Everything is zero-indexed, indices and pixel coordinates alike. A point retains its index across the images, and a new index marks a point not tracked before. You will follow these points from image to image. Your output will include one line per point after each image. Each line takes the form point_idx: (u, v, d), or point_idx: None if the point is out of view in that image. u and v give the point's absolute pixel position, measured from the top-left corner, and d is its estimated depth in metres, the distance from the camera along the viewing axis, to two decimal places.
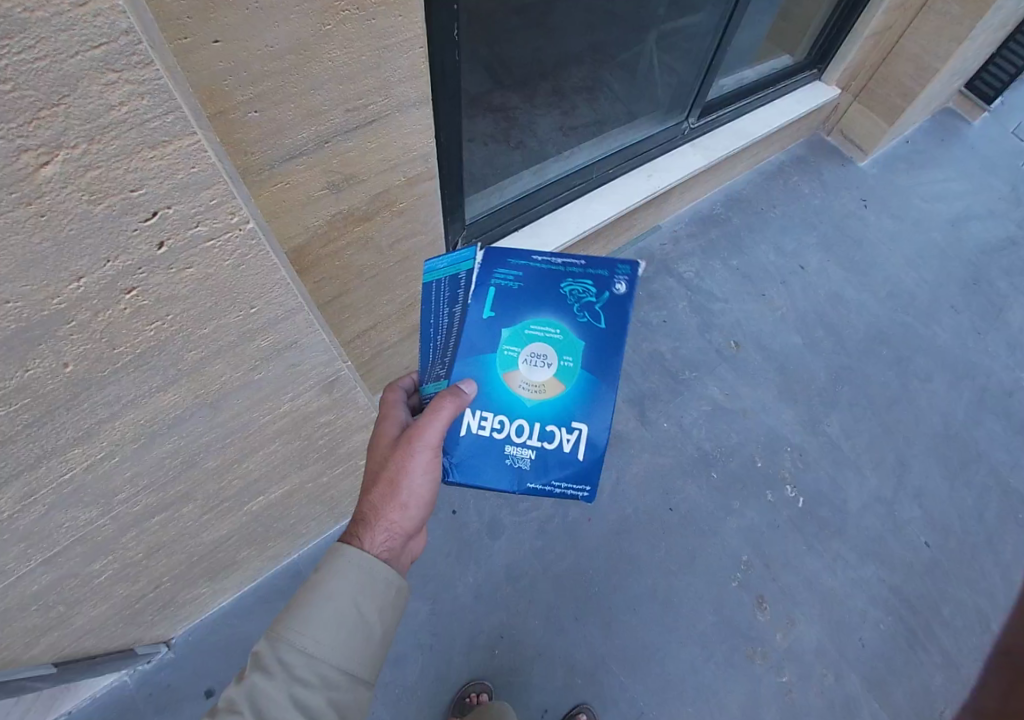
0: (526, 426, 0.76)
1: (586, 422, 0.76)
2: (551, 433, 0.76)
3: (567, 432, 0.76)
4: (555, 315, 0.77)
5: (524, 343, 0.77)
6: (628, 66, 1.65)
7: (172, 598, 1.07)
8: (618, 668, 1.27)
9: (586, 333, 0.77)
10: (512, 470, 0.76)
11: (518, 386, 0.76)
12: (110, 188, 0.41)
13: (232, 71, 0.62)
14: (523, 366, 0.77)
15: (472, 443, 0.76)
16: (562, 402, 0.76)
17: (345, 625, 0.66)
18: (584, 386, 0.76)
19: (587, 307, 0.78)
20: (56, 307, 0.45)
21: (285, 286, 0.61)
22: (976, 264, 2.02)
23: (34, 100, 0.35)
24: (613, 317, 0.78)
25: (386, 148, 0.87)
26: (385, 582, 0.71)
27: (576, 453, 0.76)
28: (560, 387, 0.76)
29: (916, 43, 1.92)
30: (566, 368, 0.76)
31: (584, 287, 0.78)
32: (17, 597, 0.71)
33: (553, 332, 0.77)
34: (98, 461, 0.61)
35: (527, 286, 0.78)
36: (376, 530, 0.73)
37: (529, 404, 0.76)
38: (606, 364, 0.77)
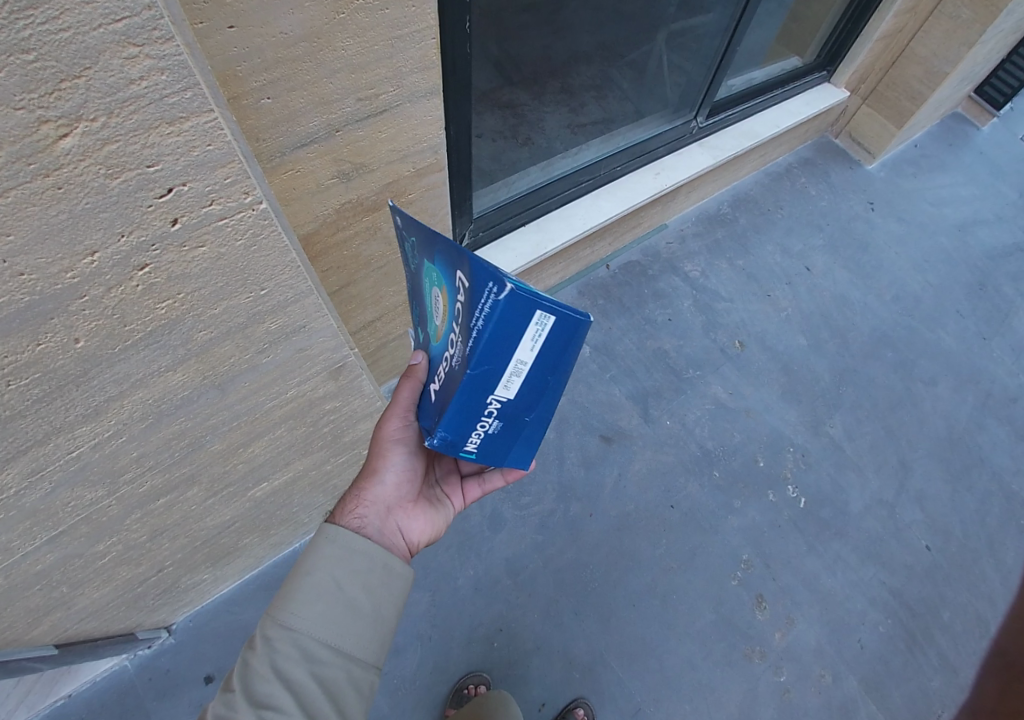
0: (453, 334, 0.62)
1: (459, 265, 0.56)
2: (456, 308, 0.59)
3: (456, 288, 0.58)
4: (422, 280, 0.70)
5: (430, 306, 0.68)
6: (637, 66, 1.65)
7: (173, 583, 1.08)
8: (617, 663, 1.27)
9: (425, 248, 0.64)
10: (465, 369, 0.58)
11: (441, 330, 0.66)
12: (127, 162, 0.41)
13: (246, 57, 0.62)
14: (437, 314, 0.66)
15: (443, 401, 0.65)
16: (447, 285, 0.60)
17: (328, 600, 0.66)
18: (444, 252, 0.58)
19: (416, 253, 0.68)
20: (70, 281, 0.45)
21: (295, 269, 0.61)
22: (983, 269, 2.02)
23: (56, 72, 0.35)
24: (416, 224, 0.63)
25: (396, 138, 0.87)
26: (364, 555, 0.71)
27: (468, 285, 0.54)
28: (445, 287, 0.61)
29: (925, 46, 1.92)
30: (438, 276, 0.63)
31: (409, 246, 0.69)
32: (22, 575, 0.72)
33: (426, 278, 0.68)
34: (105, 439, 0.61)
35: (415, 292, 0.76)
36: (351, 501, 0.77)
37: (446, 321, 0.63)
38: (434, 236, 0.59)
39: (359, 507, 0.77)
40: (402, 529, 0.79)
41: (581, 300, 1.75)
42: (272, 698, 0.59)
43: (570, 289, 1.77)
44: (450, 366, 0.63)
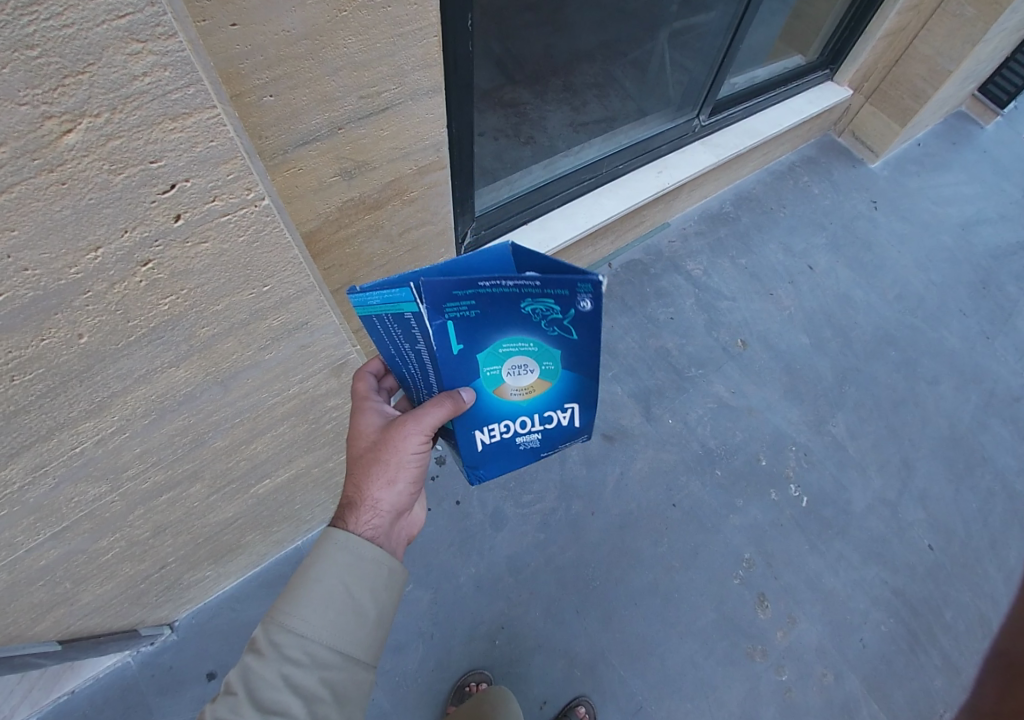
0: (528, 418, 0.76)
1: (580, 400, 0.75)
2: (549, 415, 0.76)
3: (561, 411, 0.75)
4: (522, 332, 0.65)
5: (505, 359, 0.68)
6: (639, 64, 1.64)
7: (176, 580, 1.08)
8: (618, 661, 1.27)
9: (560, 343, 0.66)
10: (526, 450, 0.80)
11: (512, 397, 0.72)
12: (131, 158, 0.42)
13: (249, 55, 0.62)
14: (509, 380, 0.70)
15: (488, 451, 0.78)
16: (553, 391, 0.73)
17: (336, 606, 0.66)
18: (572, 380, 0.72)
19: (553, 323, 0.63)
20: (74, 276, 0.45)
21: (298, 265, 0.62)
22: (986, 268, 2.01)
23: (60, 68, 0.35)
24: (585, 332, 0.64)
25: (398, 136, 0.87)
26: (374, 563, 0.70)
27: (574, 422, 0.78)
28: (548, 382, 0.71)
29: (928, 44, 1.91)
30: (552, 369, 0.70)
31: (548, 306, 0.61)
32: (25, 571, 0.72)
33: (529, 343, 0.66)
34: (108, 435, 0.62)
35: (489, 312, 0.61)
36: (364, 511, 0.71)
37: (520, 404, 0.74)
38: (587, 363, 0.69)
39: (372, 517, 0.72)
40: (403, 527, 0.79)
41: None
42: (280, 705, 0.60)
43: None
44: (510, 436, 0.78)
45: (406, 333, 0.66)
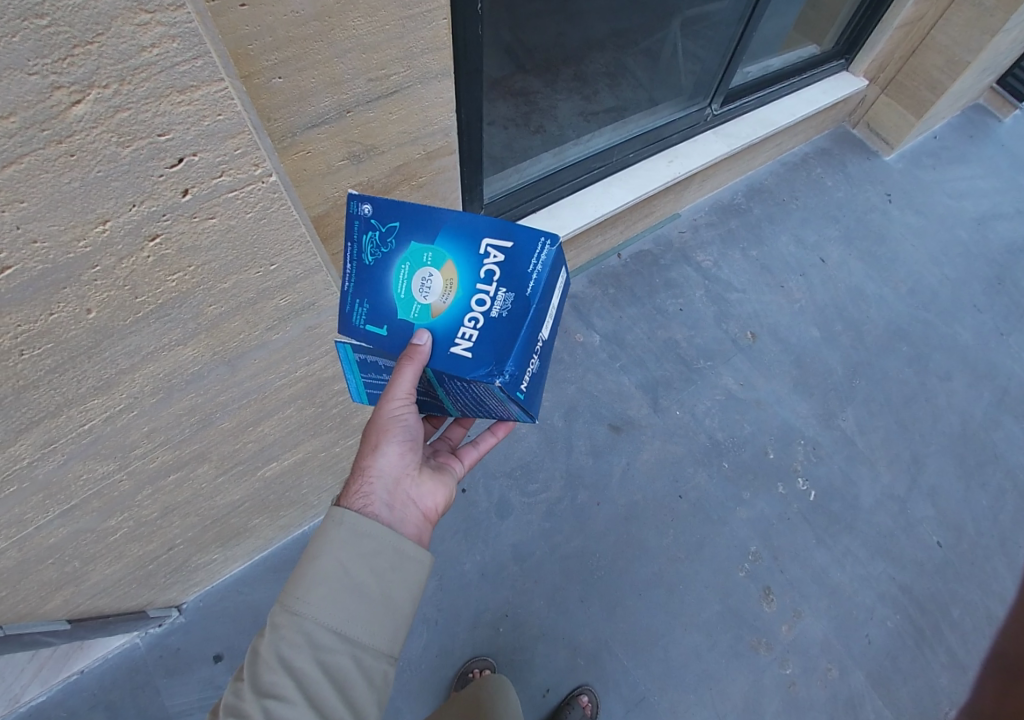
0: (479, 294, 0.63)
1: (484, 233, 0.62)
2: (485, 270, 0.62)
3: (484, 257, 0.62)
4: (389, 270, 0.65)
5: (409, 284, 0.64)
6: (652, 53, 1.64)
7: (184, 562, 1.09)
8: (621, 652, 1.27)
9: (405, 240, 0.64)
10: (513, 315, 0.61)
11: (449, 302, 0.63)
12: (138, 130, 0.41)
13: (257, 36, 0.62)
14: (438, 279, 0.63)
15: (484, 351, 0.62)
16: (463, 262, 0.63)
17: (334, 585, 0.64)
18: (456, 226, 0.63)
19: (379, 243, 0.65)
20: (82, 250, 0.45)
21: (304, 244, 0.61)
22: (1001, 263, 1.98)
23: (69, 37, 0.35)
24: (394, 212, 0.64)
25: (407, 120, 0.86)
26: (372, 538, 0.68)
27: (506, 249, 0.62)
28: (452, 262, 0.63)
29: (946, 34, 1.87)
30: (436, 254, 0.63)
31: (367, 237, 0.65)
32: (35, 548, 0.73)
33: (403, 265, 0.64)
34: (116, 413, 0.62)
35: (367, 292, 0.66)
36: (360, 481, 0.72)
37: (461, 286, 0.63)
38: (437, 219, 0.64)
39: (365, 486, 0.72)
40: (412, 500, 0.76)
41: (591, 289, 1.74)
42: (278, 688, 0.59)
43: (580, 277, 1.75)
44: (486, 319, 0.62)
45: (375, 369, 0.73)
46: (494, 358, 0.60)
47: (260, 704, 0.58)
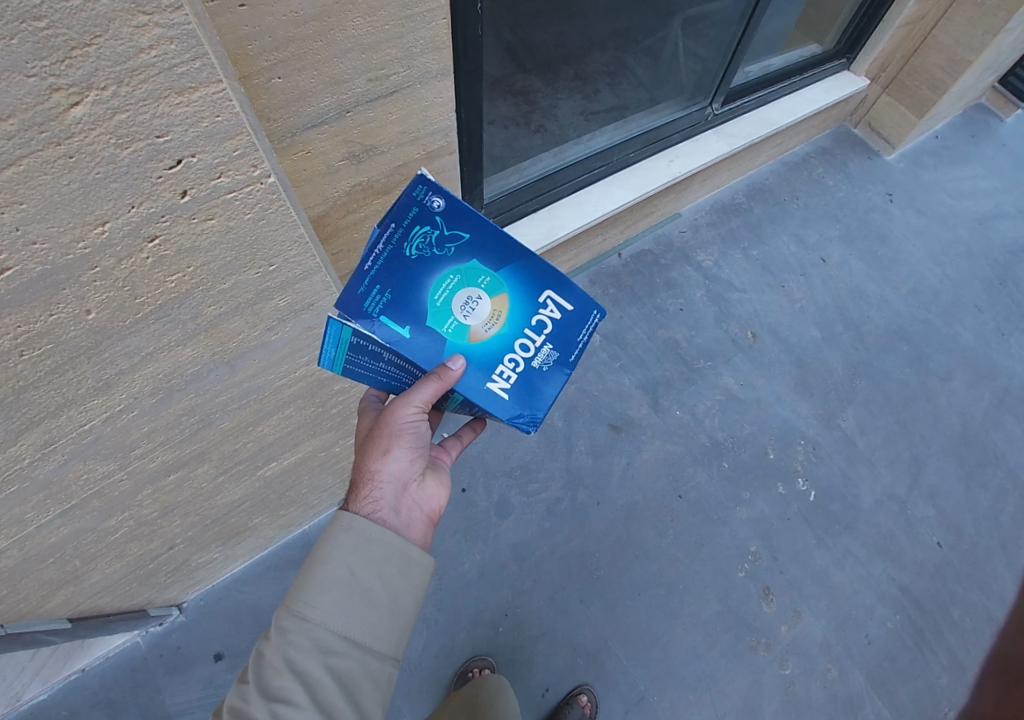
0: (525, 340, 0.71)
1: (546, 287, 0.68)
2: (537, 320, 0.70)
3: (542, 307, 0.69)
4: (432, 276, 0.64)
5: (449, 304, 0.67)
6: (652, 52, 1.63)
7: (184, 562, 1.09)
8: (621, 651, 1.27)
9: (464, 254, 0.64)
10: (552, 372, 0.73)
11: (491, 333, 0.69)
12: (137, 132, 0.41)
13: (256, 36, 0.62)
14: (487, 314, 0.68)
15: (518, 395, 0.73)
16: (518, 303, 0.68)
17: (342, 590, 0.65)
18: (525, 267, 0.66)
19: (436, 244, 0.62)
20: (82, 251, 0.45)
21: (303, 245, 0.61)
22: (1003, 263, 1.97)
23: (67, 39, 0.35)
24: (468, 224, 0.62)
25: (407, 120, 0.86)
26: (380, 543, 0.69)
27: (563, 311, 0.70)
28: (506, 296, 0.68)
29: (948, 34, 1.86)
30: (491, 282, 0.66)
31: (421, 231, 0.61)
32: (36, 548, 0.73)
33: (452, 276, 0.65)
34: (116, 414, 0.62)
35: (397, 285, 0.63)
36: (367, 485, 0.72)
37: (507, 330, 0.70)
38: (506, 248, 0.64)
39: (373, 490, 0.72)
40: (418, 503, 0.76)
41: (592, 289, 1.74)
42: (285, 690, 0.59)
43: (580, 277, 1.75)
44: (526, 367, 0.72)
45: (370, 353, 0.67)
46: (527, 405, 0.73)
47: (267, 709, 0.58)
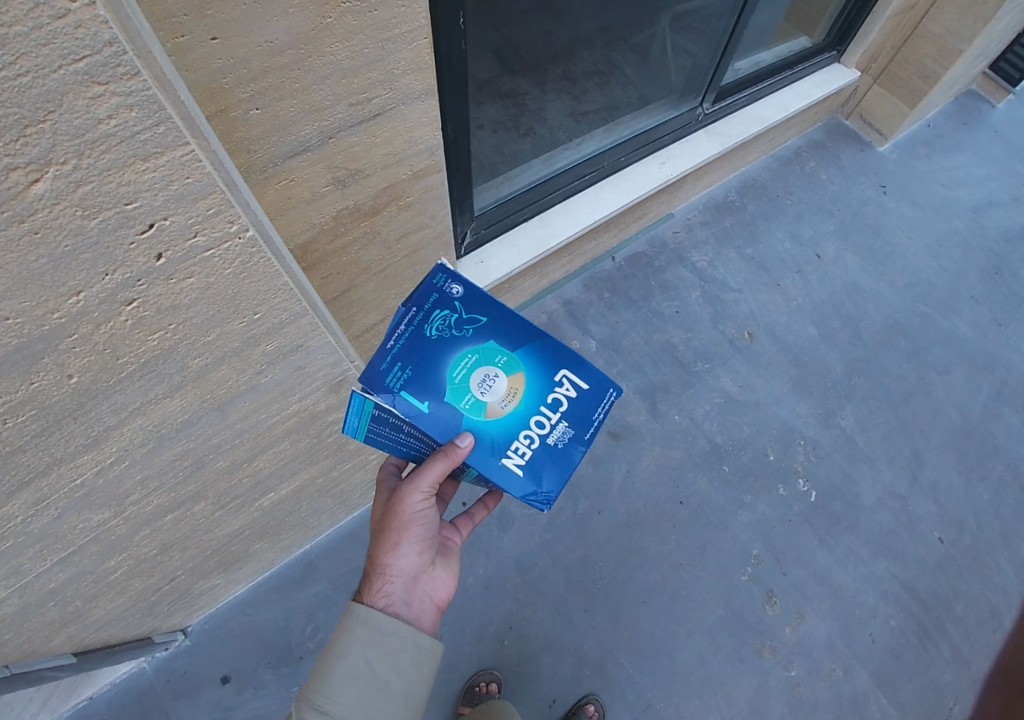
0: (540, 416, 0.72)
1: (561, 366, 0.72)
2: (553, 397, 0.72)
3: (557, 385, 0.72)
4: (450, 354, 0.69)
5: (467, 381, 0.69)
6: (641, 49, 1.62)
7: (187, 589, 1.09)
8: (626, 660, 1.28)
9: (482, 334, 0.70)
10: (567, 449, 0.73)
11: (507, 409, 0.71)
12: (104, 202, 0.40)
13: (231, 68, 0.60)
14: (501, 389, 0.70)
15: (532, 472, 0.71)
16: (533, 382, 0.71)
17: (360, 684, 0.68)
18: (539, 348, 0.71)
19: (456, 325, 0.68)
20: (57, 321, 0.44)
21: (288, 291, 0.60)
22: (998, 252, 1.96)
23: (19, 118, 0.33)
24: (483, 306, 0.69)
25: (391, 142, 0.85)
26: (394, 636, 0.71)
27: (578, 389, 0.73)
28: (522, 374, 0.71)
29: (938, 23, 1.84)
30: (508, 361, 0.70)
31: (442, 314, 0.68)
32: (35, 594, 0.73)
33: (470, 355, 0.69)
34: (108, 465, 0.61)
35: (418, 362, 0.67)
36: (379, 579, 0.74)
37: (522, 405, 0.71)
38: (520, 329, 0.71)
39: (384, 584, 0.74)
40: (429, 593, 0.78)
41: (587, 294, 1.73)
42: None
43: (575, 282, 1.74)
44: (541, 443, 0.72)
45: (392, 424, 0.68)
46: (544, 483, 0.71)
47: None
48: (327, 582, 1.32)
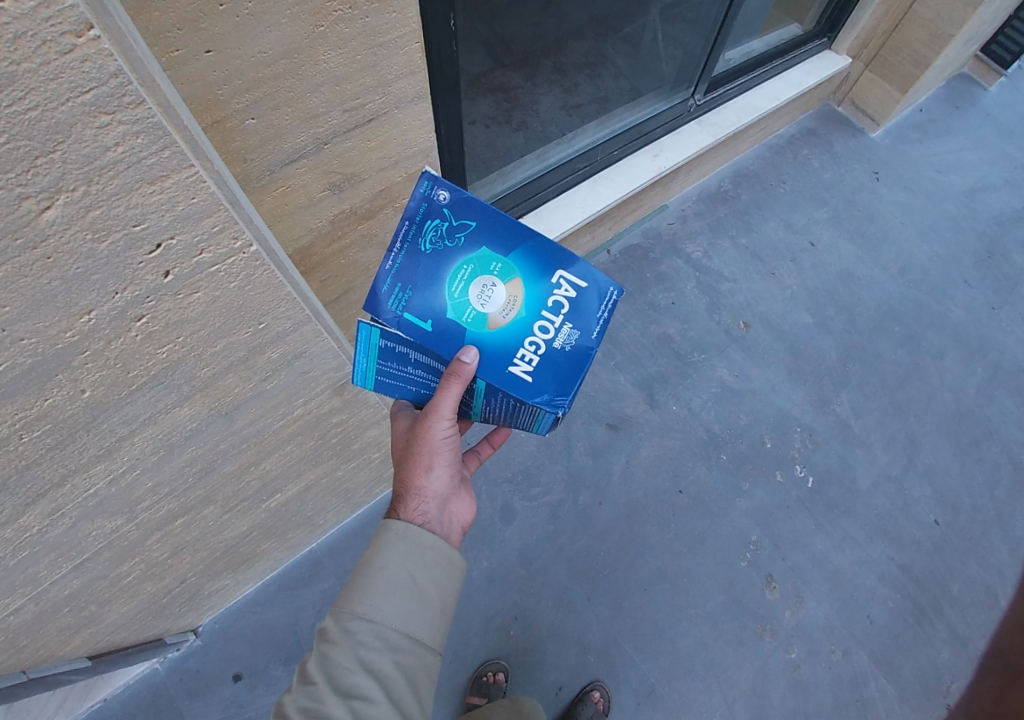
0: (542, 321, 0.68)
1: (559, 267, 0.69)
2: (553, 301, 0.69)
3: (556, 287, 0.69)
4: (446, 266, 0.67)
5: (465, 293, 0.67)
6: (632, 40, 1.61)
7: (197, 591, 1.11)
8: (630, 647, 1.30)
9: (475, 241, 0.67)
10: (576, 352, 0.69)
11: (509, 318, 0.68)
12: (113, 225, 0.41)
13: (226, 80, 0.60)
14: (501, 298, 0.68)
15: (542, 378, 0.68)
16: (532, 286, 0.68)
17: (403, 593, 0.69)
18: (533, 249, 0.68)
19: (448, 235, 0.67)
20: (71, 340, 0.45)
21: (291, 300, 0.61)
22: (991, 236, 1.98)
23: (30, 149, 0.34)
24: (473, 210, 0.67)
25: (386, 146, 0.84)
26: (433, 549, 0.73)
27: (578, 290, 0.69)
28: (520, 280, 0.68)
29: (929, 8, 1.83)
30: (504, 267, 0.68)
31: (433, 225, 0.67)
32: (52, 600, 0.74)
33: (465, 266, 0.67)
34: (120, 475, 0.62)
35: (417, 279, 0.67)
36: (412, 500, 0.76)
37: (524, 312, 0.68)
38: (514, 232, 0.68)
39: (418, 503, 0.76)
40: (455, 514, 0.81)
41: None
42: (360, 687, 0.63)
43: None
44: (547, 348, 0.69)
45: (398, 357, 0.71)
46: (554, 389, 0.68)
47: (343, 704, 0.62)
48: (334, 579, 1.35)
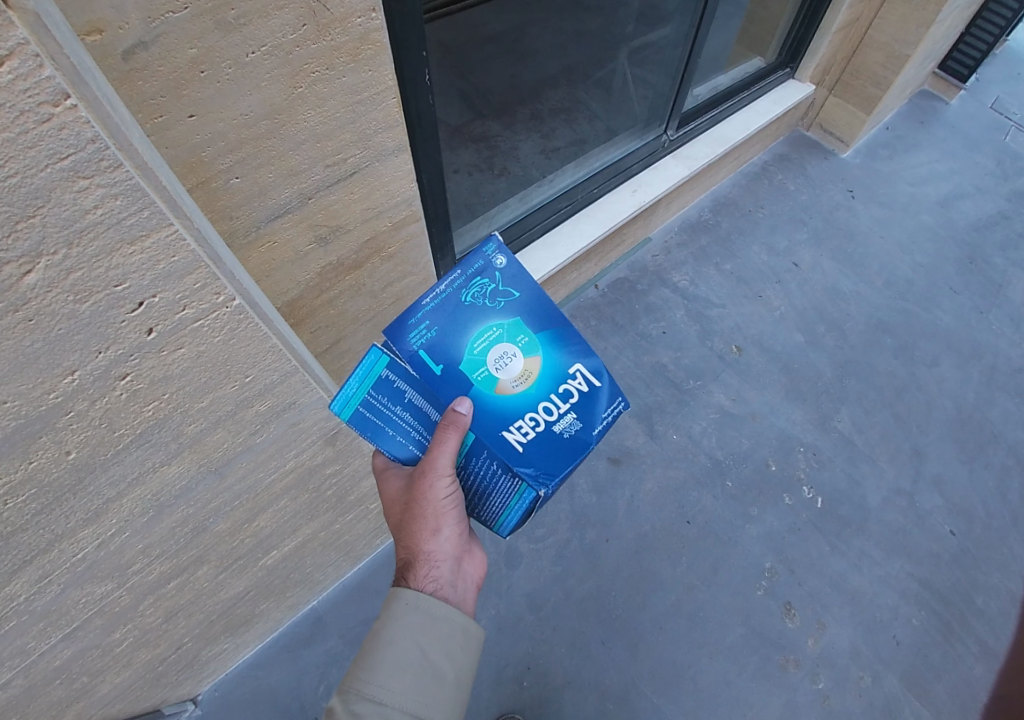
0: (548, 402, 0.70)
1: (578, 361, 0.73)
2: (564, 388, 0.72)
3: (570, 377, 0.72)
4: (480, 324, 0.70)
5: (484, 354, 0.70)
6: (604, 83, 1.82)
7: (195, 657, 1.07)
8: (650, 689, 1.25)
9: (514, 311, 0.71)
10: (575, 441, 0.70)
11: (517, 390, 0.70)
12: (94, 286, 0.42)
13: (210, 142, 0.63)
14: (514, 368, 0.70)
15: (533, 453, 0.68)
16: (548, 369, 0.71)
17: (414, 672, 0.68)
18: (561, 337, 0.73)
19: (494, 297, 0.71)
20: (54, 401, 0.45)
21: (278, 351, 0.62)
22: (971, 242, 2.02)
23: (11, 214, 0.35)
24: (522, 283, 0.72)
25: (369, 197, 0.86)
26: (444, 620, 0.72)
27: (590, 387, 0.73)
28: (539, 359, 0.71)
29: (883, 32, 1.93)
30: (529, 343, 0.71)
31: (482, 282, 0.70)
32: (41, 675, 0.72)
33: (495, 329, 0.70)
34: (109, 537, 0.61)
35: (445, 325, 0.69)
36: (422, 566, 0.74)
37: (532, 389, 0.70)
38: (551, 316, 0.73)
39: (430, 569, 0.74)
40: (468, 573, 0.79)
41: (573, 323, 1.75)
42: None
43: None
44: (546, 428, 0.70)
45: (392, 392, 0.69)
46: (540, 468, 0.68)
47: None
48: (337, 636, 1.30)
